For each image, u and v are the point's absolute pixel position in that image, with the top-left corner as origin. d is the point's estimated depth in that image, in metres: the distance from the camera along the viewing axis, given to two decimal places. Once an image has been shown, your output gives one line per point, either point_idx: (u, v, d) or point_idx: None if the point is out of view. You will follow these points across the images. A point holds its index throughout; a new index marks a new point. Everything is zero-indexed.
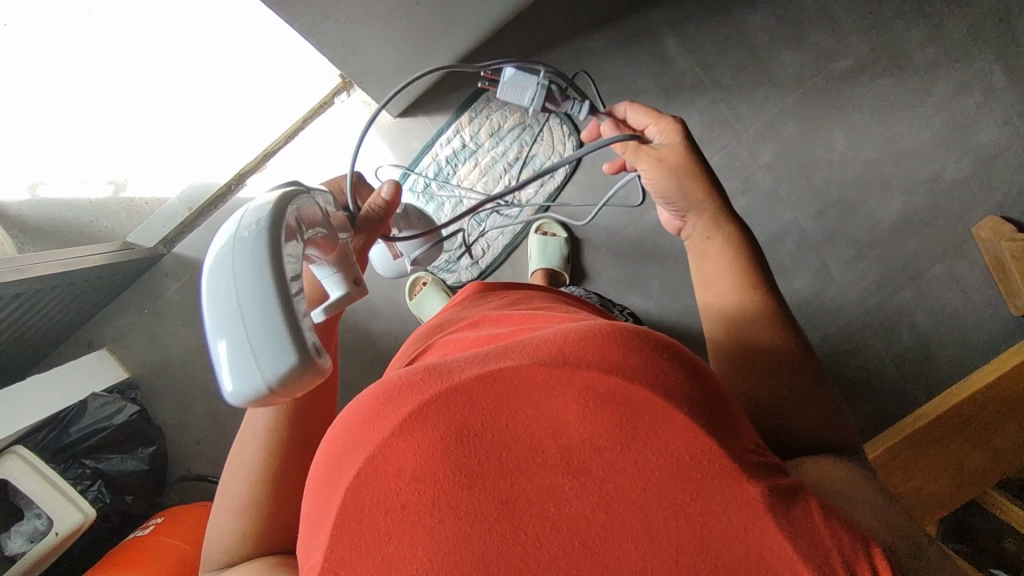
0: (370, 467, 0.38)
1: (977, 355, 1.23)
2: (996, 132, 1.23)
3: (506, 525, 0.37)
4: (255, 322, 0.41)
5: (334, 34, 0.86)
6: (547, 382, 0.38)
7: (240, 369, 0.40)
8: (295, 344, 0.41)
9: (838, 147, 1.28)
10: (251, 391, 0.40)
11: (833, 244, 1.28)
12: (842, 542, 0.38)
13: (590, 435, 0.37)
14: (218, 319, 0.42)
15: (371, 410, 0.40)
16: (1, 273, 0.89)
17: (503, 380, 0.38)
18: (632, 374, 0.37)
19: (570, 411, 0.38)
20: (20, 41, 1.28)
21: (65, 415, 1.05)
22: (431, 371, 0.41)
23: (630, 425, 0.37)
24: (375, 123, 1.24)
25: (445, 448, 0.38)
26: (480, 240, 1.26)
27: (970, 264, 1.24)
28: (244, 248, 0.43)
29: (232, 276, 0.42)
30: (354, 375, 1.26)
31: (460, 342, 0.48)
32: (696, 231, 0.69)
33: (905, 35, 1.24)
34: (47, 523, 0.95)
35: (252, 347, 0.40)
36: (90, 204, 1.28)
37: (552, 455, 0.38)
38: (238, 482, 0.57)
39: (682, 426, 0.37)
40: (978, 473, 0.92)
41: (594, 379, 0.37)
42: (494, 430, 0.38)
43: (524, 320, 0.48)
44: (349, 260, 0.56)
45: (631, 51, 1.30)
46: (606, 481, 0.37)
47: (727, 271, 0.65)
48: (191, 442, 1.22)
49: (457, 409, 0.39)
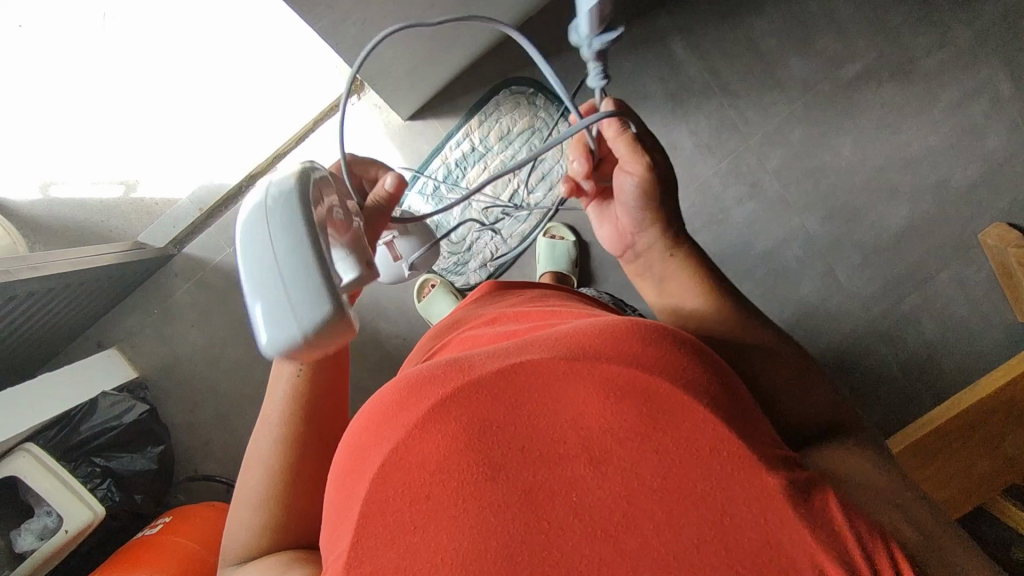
0: (393, 458, 0.38)
1: (984, 360, 1.23)
2: (1003, 139, 1.23)
3: (529, 516, 0.37)
4: (291, 278, 0.43)
5: (350, 36, 0.87)
6: (569, 374, 0.39)
7: (280, 316, 0.42)
8: (330, 298, 0.42)
9: (846, 152, 1.28)
10: (288, 339, 0.42)
11: (840, 249, 1.29)
12: (862, 532, 0.38)
13: (612, 426, 0.38)
14: (257, 270, 0.43)
15: (393, 404, 0.41)
16: (18, 271, 0.90)
17: (524, 373, 0.39)
18: (652, 365, 0.38)
19: (592, 403, 0.38)
20: (34, 43, 1.29)
21: (76, 413, 1.05)
22: (452, 364, 0.42)
23: (651, 414, 0.38)
24: (385, 126, 1.25)
25: (467, 440, 0.38)
26: (488, 243, 1.26)
27: (977, 270, 1.24)
28: (283, 206, 0.45)
29: (267, 239, 0.43)
30: (363, 376, 1.27)
31: (477, 338, 0.48)
32: (656, 248, 0.64)
33: (912, 41, 1.25)
34: (57, 521, 0.95)
35: (291, 302, 0.42)
36: (101, 204, 1.29)
37: (574, 447, 0.38)
38: (255, 479, 0.57)
39: (702, 415, 0.37)
40: (986, 479, 0.93)
41: (612, 372, 0.39)
42: (517, 422, 0.39)
43: (541, 317, 0.49)
44: (362, 245, 0.51)
45: (639, 55, 1.31)
46: (628, 472, 0.37)
47: (687, 289, 0.62)
48: (200, 442, 1.23)
49: (480, 400, 0.39)
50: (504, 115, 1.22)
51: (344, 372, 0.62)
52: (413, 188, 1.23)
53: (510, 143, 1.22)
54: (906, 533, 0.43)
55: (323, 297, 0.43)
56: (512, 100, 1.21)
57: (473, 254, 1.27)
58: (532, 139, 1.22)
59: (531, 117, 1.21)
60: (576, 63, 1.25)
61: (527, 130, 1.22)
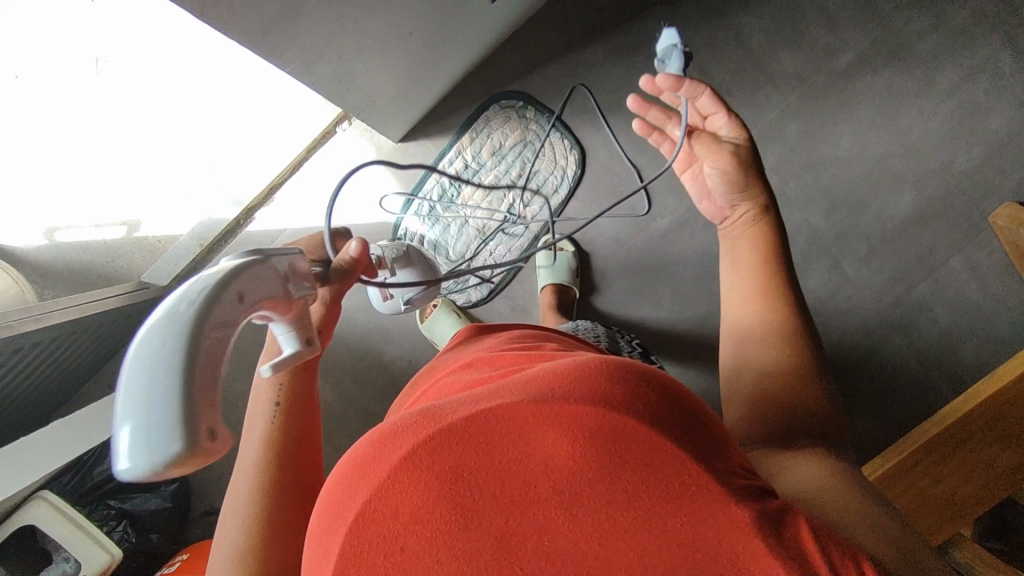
0: (368, 512, 0.39)
1: (1003, 345, 1.21)
2: (1008, 117, 1.20)
3: (503, 557, 0.38)
4: (159, 394, 0.32)
5: (328, 73, 0.86)
6: (536, 419, 0.38)
7: (128, 452, 0.31)
8: (186, 435, 0.32)
9: (844, 143, 1.25)
10: (131, 470, 0.31)
11: (845, 242, 1.26)
12: (831, 554, 0.37)
13: (581, 467, 0.37)
14: (126, 378, 0.33)
15: (365, 455, 0.40)
16: (20, 322, 0.91)
17: (493, 418, 0.38)
18: (619, 405, 0.37)
19: (561, 446, 0.38)
20: (20, 88, 1.26)
21: (88, 457, 1.07)
22: (424, 413, 0.41)
23: (618, 455, 0.37)
24: (377, 150, 1.24)
25: (440, 488, 0.38)
26: (487, 259, 1.21)
27: (989, 253, 1.22)
28: (183, 296, 0.36)
29: (151, 342, 0.34)
30: (374, 401, 1.27)
31: (450, 383, 0.48)
32: (739, 219, 0.71)
33: (906, 27, 1.22)
34: (75, 566, 0.94)
35: (149, 426, 0.31)
36: (107, 247, 1.30)
37: (545, 491, 0.38)
38: (233, 530, 0.56)
39: (669, 454, 0.37)
40: (1012, 472, 0.90)
41: (581, 412, 0.37)
42: (489, 470, 0.38)
43: (515, 357, 0.48)
44: (306, 315, 0.49)
45: (629, 62, 1.20)
46: (597, 511, 0.38)
47: (755, 279, 0.68)
48: (214, 477, 1.23)
49: (450, 448, 0.38)
50: (495, 131, 1.21)
51: (318, 413, 0.61)
52: (407, 212, 1.22)
53: (503, 158, 1.22)
54: (872, 540, 0.42)
55: (183, 431, 0.32)
56: (502, 115, 1.22)
57: None
58: (524, 153, 1.22)
59: (522, 130, 1.22)
60: (562, 74, 1.21)
61: (519, 144, 1.22)
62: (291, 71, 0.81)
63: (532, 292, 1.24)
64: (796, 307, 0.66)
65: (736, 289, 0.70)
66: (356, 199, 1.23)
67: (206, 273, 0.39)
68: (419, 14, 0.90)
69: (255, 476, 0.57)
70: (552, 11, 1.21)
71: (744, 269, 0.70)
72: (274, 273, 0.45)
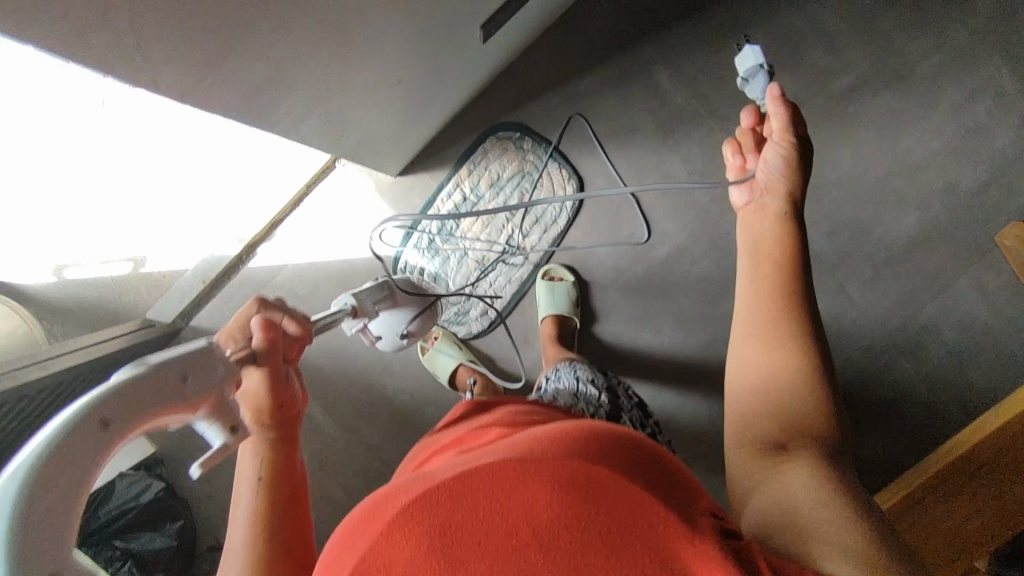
0: (366, 562, 0.44)
1: (1014, 368, 1.18)
2: (1012, 137, 1.18)
3: None
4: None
5: (319, 122, 0.88)
6: (513, 472, 0.45)
7: None
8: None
9: (846, 165, 1.23)
10: None
11: (849, 264, 1.25)
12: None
13: (555, 513, 0.43)
14: None
15: (369, 516, 0.47)
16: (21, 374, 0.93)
17: (477, 474, 0.45)
18: (582, 456, 0.45)
19: (537, 495, 0.44)
20: None
21: (96, 495, 1.05)
22: (421, 477, 0.48)
23: (585, 499, 0.43)
24: (376, 184, 1.24)
25: (431, 538, 0.44)
26: (487, 290, 1.24)
27: (996, 274, 1.20)
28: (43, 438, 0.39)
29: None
30: (378, 432, 1.27)
31: (443, 456, 0.55)
32: (768, 200, 0.71)
33: (906, 47, 1.20)
34: None
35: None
36: (114, 282, 1.13)
37: (524, 538, 0.43)
38: None
39: (626, 494, 0.43)
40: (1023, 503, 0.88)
41: (551, 463, 0.45)
42: (475, 520, 0.44)
43: (498, 431, 0.54)
44: (226, 407, 0.52)
45: (626, 90, 1.20)
46: (573, 555, 0.42)
47: (772, 267, 0.66)
48: (221, 510, 1.24)
49: (440, 501, 0.45)
50: (493, 162, 1.21)
51: (304, 481, 0.61)
52: (407, 245, 1.22)
53: (501, 189, 1.21)
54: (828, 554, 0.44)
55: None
56: (499, 146, 1.21)
57: (473, 304, 1.25)
58: (522, 183, 1.21)
59: (520, 161, 1.21)
60: (559, 105, 1.21)
61: (517, 175, 1.21)
62: (286, 116, 0.81)
63: (532, 323, 1.23)
64: (804, 304, 0.63)
65: (752, 277, 0.67)
66: (356, 233, 1.24)
67: (85, 397, 0.43)
68: (411, 58, 0.91)
69: (247, 548, 0.56)
70: (546, 43, 1.22)
71: (762, 246, 0.69)
72: (162, 385, 0.47)
